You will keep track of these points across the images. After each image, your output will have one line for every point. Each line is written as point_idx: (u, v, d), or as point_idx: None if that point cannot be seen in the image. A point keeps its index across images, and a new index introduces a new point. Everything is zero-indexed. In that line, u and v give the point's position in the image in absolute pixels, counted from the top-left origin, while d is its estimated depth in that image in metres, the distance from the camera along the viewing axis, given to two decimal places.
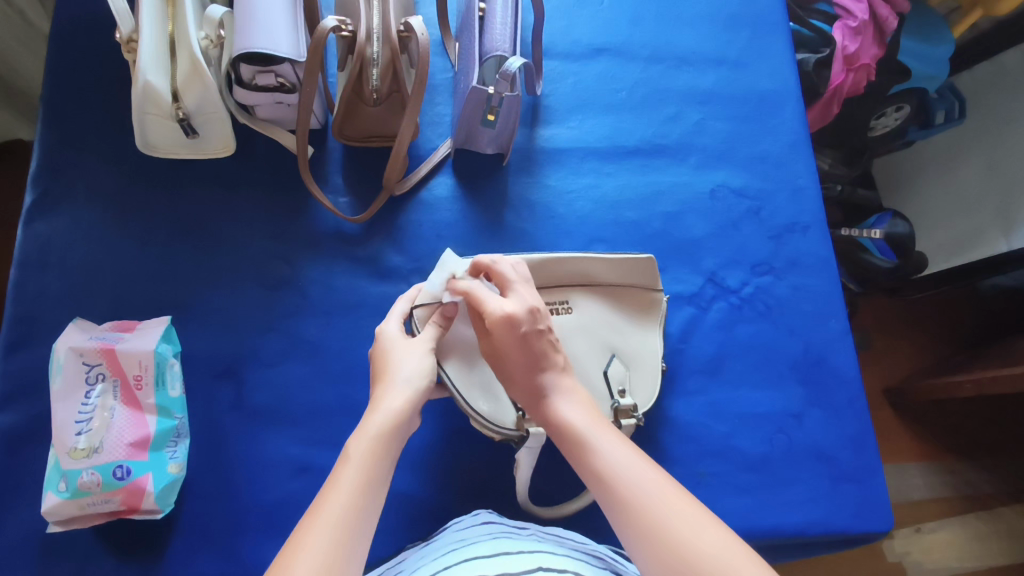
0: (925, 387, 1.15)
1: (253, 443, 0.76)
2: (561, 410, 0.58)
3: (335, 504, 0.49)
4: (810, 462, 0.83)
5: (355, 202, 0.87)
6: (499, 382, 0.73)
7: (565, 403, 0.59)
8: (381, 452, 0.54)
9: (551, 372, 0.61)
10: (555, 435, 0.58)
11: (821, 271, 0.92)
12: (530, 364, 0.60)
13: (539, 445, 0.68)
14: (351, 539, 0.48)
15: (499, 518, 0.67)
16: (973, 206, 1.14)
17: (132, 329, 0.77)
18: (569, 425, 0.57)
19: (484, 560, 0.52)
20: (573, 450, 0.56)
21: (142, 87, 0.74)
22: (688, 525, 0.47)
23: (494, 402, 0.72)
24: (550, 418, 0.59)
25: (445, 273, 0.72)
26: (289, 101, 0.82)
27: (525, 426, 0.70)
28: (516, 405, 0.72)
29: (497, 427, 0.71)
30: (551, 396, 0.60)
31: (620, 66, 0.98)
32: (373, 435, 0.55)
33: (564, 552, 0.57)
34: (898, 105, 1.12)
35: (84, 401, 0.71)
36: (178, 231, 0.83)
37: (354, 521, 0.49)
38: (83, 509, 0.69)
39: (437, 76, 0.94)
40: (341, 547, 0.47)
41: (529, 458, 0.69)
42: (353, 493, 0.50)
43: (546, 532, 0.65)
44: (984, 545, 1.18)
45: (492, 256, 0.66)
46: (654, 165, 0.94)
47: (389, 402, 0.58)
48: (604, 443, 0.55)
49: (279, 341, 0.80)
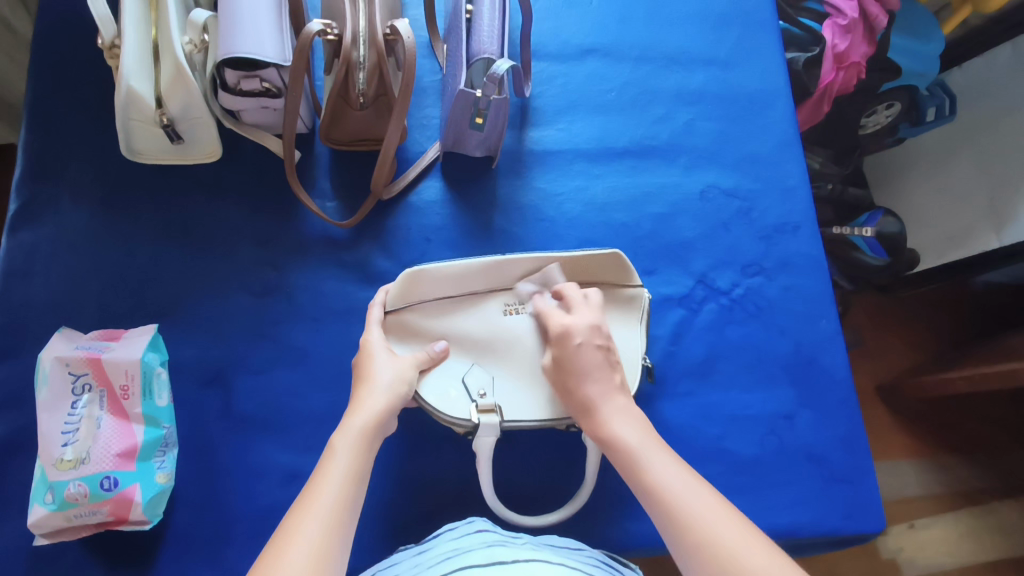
0: (918, 385, 1.15)
1: (242, 451, 0.76)
2: (612, 427, 0.63)
3: (325, 493, 0.53)
4: (801, 463, 0.83)
5: (343, 207, 0.87)
6: (458, 378, 0.73)
7: (616, 419, 0.63)
8: (365, 447, 0.58)
9: (598, 384, 0.65)
10: (605, 449, 0.63)
11: (811, 271, 0.91)
12: (582, 376, 0.66)
13: (495, 433, 0.71)
14: (341, 528, 0.51)
15: (494, 526, 0.66)
16: (962, 204, 1.14)
17: (118, 337, 0.76)
18: (621, 440, 0.62)
19: (478, 569, 0.52)
20: (626, 464, 0.60)
21: (125, 93, 0.74)
22: (742, 544, 0.52)
23: (449, 396, 0.72)
24: (601, 432, 0.63)
25: (406, 278, 0.73)
26: (274, 105, 0.81)
27: (476, 416, 0.71)
28: (471, 398, 0.72)
29: (449, 419, 0.70)
30: (600, 408, 0.64)
31: (609, 66, 0.98)
32: (358, 431, 0.59)
33: (559, 561, 0.56)
34: (889, 103, 1.13)
35: (69, 412, 0.71)
36: (165, 238, 0.83)
37: (342, 510, 0.52)
38: (71, 521, 0.68)
39: (424, 78, 0.93)
40: (336, 529, 0.50)
41: (485, 447, 0.70)
42: (342, 482, 0.54)
43: (540, 541, 0.65)
44: (977, 541, 1.18)
45: (569, 284, 0.74)
46: (644, 167, 0.94)
47: (372, 403, 0.62)
48: (656, 461, 0.59)
49: (268, 348, 0.80)
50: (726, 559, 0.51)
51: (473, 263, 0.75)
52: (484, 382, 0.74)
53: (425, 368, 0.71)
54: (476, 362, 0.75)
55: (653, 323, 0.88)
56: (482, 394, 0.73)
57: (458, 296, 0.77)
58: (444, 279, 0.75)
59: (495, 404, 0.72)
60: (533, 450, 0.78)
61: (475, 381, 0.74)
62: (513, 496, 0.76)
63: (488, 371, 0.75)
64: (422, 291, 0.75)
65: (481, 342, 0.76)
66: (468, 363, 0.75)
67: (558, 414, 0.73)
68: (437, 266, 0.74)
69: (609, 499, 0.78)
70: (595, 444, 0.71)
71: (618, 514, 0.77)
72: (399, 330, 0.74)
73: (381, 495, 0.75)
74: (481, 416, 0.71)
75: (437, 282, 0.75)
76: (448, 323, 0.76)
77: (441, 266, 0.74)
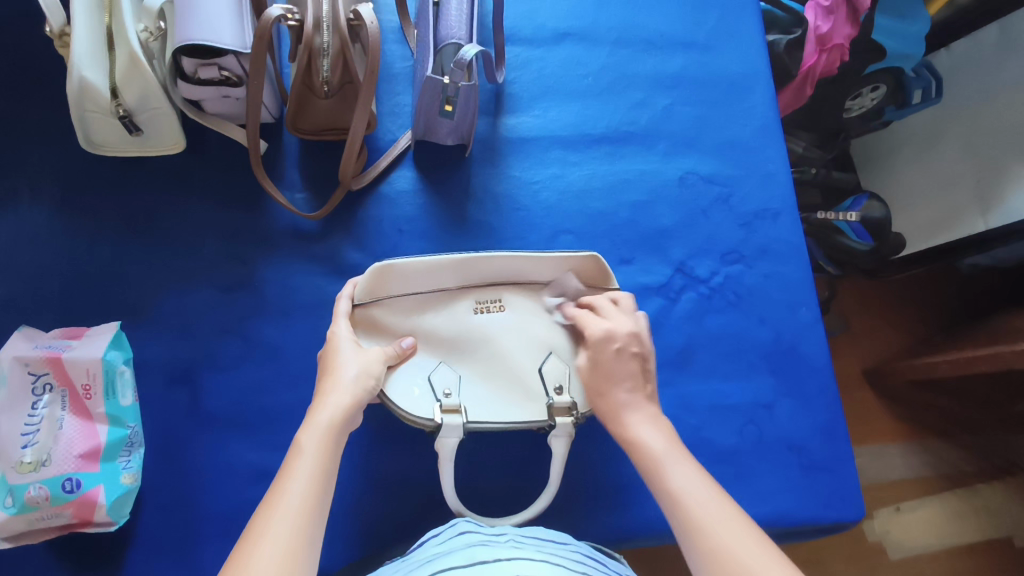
0: (904, 368, 1.15)
1: (210, 449, 0.74)
2: (637, 428, 0.61)
3: (291, 493, 0.51)
4: (781, 453, 0.82)
5: (312, 198, 0.84)
6: (424, 378, 0.72)
7: (643, 424, 0.61)
8: (332, 445, 0.56)
9: (626, 390, 0.64)
10: (630, 452, 0.61)
11: (791, 258, 0.90)
12: (615, 380, 0.64)
13: (457, 437, 0.69)
14: (310, 530, 0.49)
15: (476, 527, 0.64)
16: (949, 188, 1.12)
17: (80, 336, 0.74)
18: (645, 444, 0.60)
19: (459, 572, 0.50)
20: (648, 468, 0.58)
21: (77, 83, 0.72)
22: (756, 558, 0.49)
23: (413, 395, 0.70)
24: (627, 436, 0.61)
25: (372, 275, 0.72)
26: (236, 94, 0.78)
27: (439, 416, 0.69)
28: (435, 398, 0.71)
29: (413, 418, 0.69)
30: (628, 413, 0.63)
31: (585, 51, 0.95)
32: (325, 427, 0.56)
33: (542, 558, 0.55)
34: (874, 85, 1.10)
35: (29, 413, 0.69)
36: (129, 233, 0.81)
37: (312, 511, 0.50)
38: (33, 524, 0.67)
39: (394, 65, 0.91)
40: (303, 533, 0.48)
41: (448, 449, 0.68)
42: (309, 481, 0.52)
43: (523, 537, 0.63)
44: (962, 523, 1.18)
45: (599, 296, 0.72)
46: (622, 153, 0.92)
47: (336, 398, 0.59)
48: (679, 468, 0.57)
49: (237, 344, 0.78)
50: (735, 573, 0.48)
51: (445, 259, 0.74)
52: (450, 382, 0.72)
53: (393, 364, 0.70)
54: (443, 361, 0.74)
55: None
56: (447, 394, 0.71)
57: (427, 293, 0.76)
58: (413, 276, 0.74)
59: (459, 404, 0.70)
60: (509, 447, 0.78)
61: (441, 380, 0.72)
62: (489, 489, 0.76)
63: (454, 371, 0.74)
64: (391, 287, 0.74)
65: (447, 340, 0.75)
66: (434, 362, 0.74)
67: (526, 417, 0.73)
68: (407, 262, 0.73)
69: (585, 491, 0.77)
70: (561, 448, 0.71)
71: (594, 507, 0.76)
72: (367, 325, 0.73)
73: (353, 490, 0.74)
74: (444, 416, 0.69)
75: (405, 280, 0.74)
76: (415, 321, 0.75)
77: (411, 261, 0.73)
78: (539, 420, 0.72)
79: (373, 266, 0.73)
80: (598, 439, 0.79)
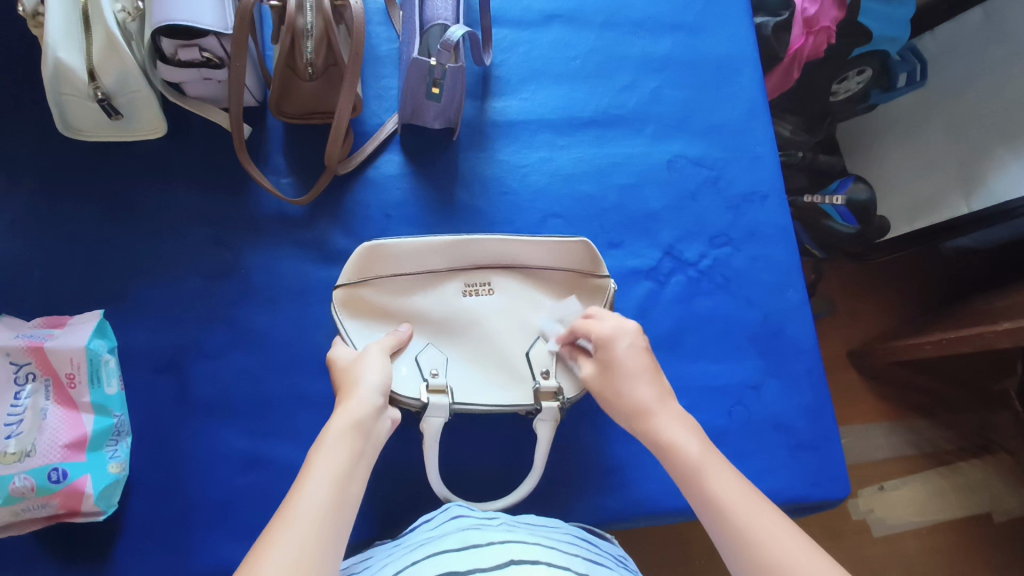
0: (888, 349, 1.17)
1: (199, 437, 0.74)
2: (666, 431, 0.59)
3: (307, 500, 0.48)
4: (768, 433, 0.83)
5: (298, 183, 0.83)
6: (411, 358, 0.72)
7: (673, 425, 0.60)
8: (354, 449, 0.54)
9: (649, 388, 0.62)
10: (664, 458, 0.59)
11: (778, 240, 0.91)
12: (629, 378, 0.63)
13: (444, 416, 0.69)
14: (323, 541, 0.46)
15: (470, 511, 0.64)
16: (933, 171, 1.13)
17: (62, 325, 0.73)
18: (682, 450, 0.58)
19: (453, 555, 0.51)
20: (684, 475, 0.57)
21: (52, 65, 0.70)
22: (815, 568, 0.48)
23: (399, 374, 0.70)
24: (659, 440, 0.59)
25: (358, 257, 0.72)
26: (218, 77, 0.77)
27: (425, 396, 0.69)
28: (422, 377, 0.71)
29: (399, 397, 0.69)
30: (656, 413, 0.61)
31: (573, 33, 0.94)
32: (341, 432, 0.54)
33: (537, 541, 0.55)
34: (860, 69, 1.11)
35: (13, 402, 0.68)
36: (111, 220, 0.79)
37: (330, 522, 0.47)
38: (18, 515, 0.66)
39: (380, 47, 0.89)
40: (323, 536, 0.46)
41: (433, 429, 0.69)
42: (330, 485, 0.50)
43: (516, 521, 0.63)
44: (943, 500, 1.21)
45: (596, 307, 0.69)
46: (610, 136, 0.92)
47: (354, 406, 0.57)
48: (719, 472, 0.56)
49: (224, 331, 0.77)
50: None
51: (435, 239, 0.74)
52: (438, 362, 0.72)
53: (396, 350, 0.71)
54: (430, 343, 0.74)
55: (621, 296, 0.86)
56: (435, 374, 0.71)
57: (417, 274, 0.75)
58: (403, 257, 0.74)
59: (446, 384, 0.71)
60: (501, 432, 0.78)
61: (428, 361, 0.72)
62: (479, 476, 0.76)
63: (442, 352, 0.74)
64: (380, 269, 0.74)
65: (433, 322, 0.75)
66: (423, 343, 0.74)
67: (511, 400, 0.73)
68: (398, 242, 0.72)
69: (574, 474, 0.78)
70: (546, 433, 0.71)
71: (584, 489, 0.77)
72: (353, 305, 0.73)
73: None
74: (430, 396, 0.69)
75: (390, 261, 0.73)
76: (401, 302, 0.75)
77: (401, 242, 0.72)
78: (524, 404, 0.72)
79: (359, 248, 0.73)
80: (587, 422, 0.80)
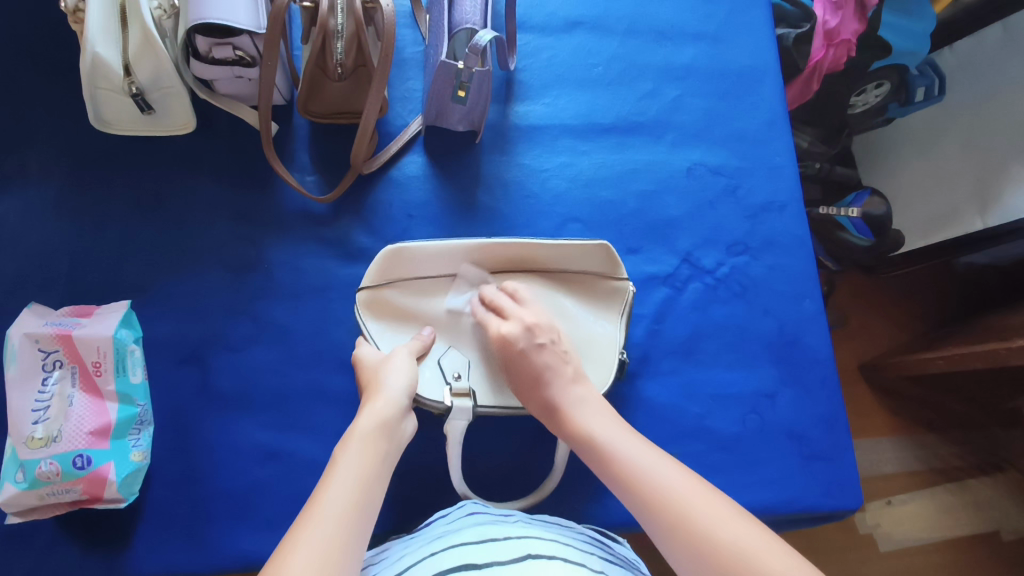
0: (898, 363, 1.17)
1: (220, 428, 0.75)
2: (579, 420, 0.65)
3: (334, 494, 0.49)
4: (781, 442, 0.83)
5: (322, 180, 0.85)
6: (433, 360, 0.74)
7: (580, 412, 0.65)
8: (377, 446, 0.55)
9: (557, 386, 0.68)
10: (575, 443, 0.64)
11: (795, 251, 0.91)
12: (535, 380, 0.68)
13: (467, 417, 0.70)
14: (350, 534, 0.47)
15: (484, 508, 0.65)
16: (948, 185, 1.12)
17: (90, 314, 0.74)
18: (587, 432, 0.63)
19: (471, 547, 0.52)
20: (596, 456, 0.61)
21: (90, 60, 0.71)
22: (721, 518, 0.51)
23: (423, 376, 0.72)
24: (571, 427, 0.65)
25: (381, 259, 0.73)
26: (249, 75, 0.78)
27: (449, 399, 0.70)
28: (446, 381, 0.72)
29: (423, 400, 0.70)
30: (565, 408, 0.66)
31: (596, 40, 0.95)
32: (365, 433, 0.56)
33: (552, 537, 0.56)
34: (878, 82, 1.09)
35: (40, 389, 0.70)
36: (139, 213, 0.81)
37: (355, 512, 0.49)
38: (43, 499, 0.68)
39: (406, 50, 0.91)
40: (350, 527, 0.47)
41: (457, 431, 0.70)
42: (354, 481, 0.51)
43: (531, 518, 0.64)
44: (953, 517, 1.20)
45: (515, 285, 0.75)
46: (630, 143, 0.93)
47: (379, 408, 0.59)
48: (625, 446, 0.60)
49: (247, 325, 0.78)
50: (703, 533, 0.51)
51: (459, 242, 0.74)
52: (460, 365, 0.74)
53: (420, 355, 0.72)
54: (451, 345, 0.75)
55: (637, 302, 0.87)
56: (458, 376, 0.73)
57: (438, 277, 0.76)
58: (425, 259, 0.74)
59: (469, 387, 0.72)
60: (517, 433, 0.78)
61: (451, 364, 0.74)
62: (491, 478, 0.76)
63: (464, 354, 0.75)
64: (404, 269, 0.75)
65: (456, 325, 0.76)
66: (445, 345, 0.75)
67: None
68: (419, 244, 0.73)
69: (587, 477, 0.78)
70: None
71: (598, 491, 0.77)
72: (376, 307, 0.74)
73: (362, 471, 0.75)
74: (455, 399, 0.71)
75: (413, 263, 0.74)
76: (425, 304, 0.76)
77: (424, 244, 0.73)
78: None
79: (382, 249, 0.74)
80: None
